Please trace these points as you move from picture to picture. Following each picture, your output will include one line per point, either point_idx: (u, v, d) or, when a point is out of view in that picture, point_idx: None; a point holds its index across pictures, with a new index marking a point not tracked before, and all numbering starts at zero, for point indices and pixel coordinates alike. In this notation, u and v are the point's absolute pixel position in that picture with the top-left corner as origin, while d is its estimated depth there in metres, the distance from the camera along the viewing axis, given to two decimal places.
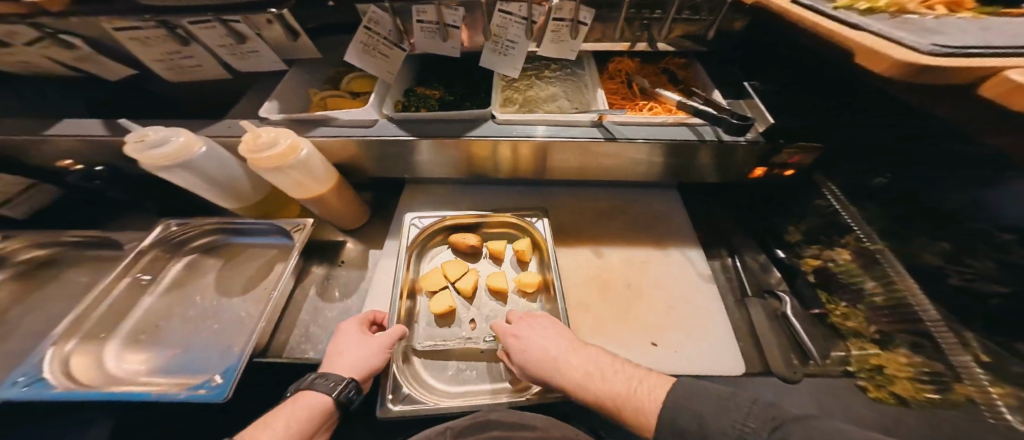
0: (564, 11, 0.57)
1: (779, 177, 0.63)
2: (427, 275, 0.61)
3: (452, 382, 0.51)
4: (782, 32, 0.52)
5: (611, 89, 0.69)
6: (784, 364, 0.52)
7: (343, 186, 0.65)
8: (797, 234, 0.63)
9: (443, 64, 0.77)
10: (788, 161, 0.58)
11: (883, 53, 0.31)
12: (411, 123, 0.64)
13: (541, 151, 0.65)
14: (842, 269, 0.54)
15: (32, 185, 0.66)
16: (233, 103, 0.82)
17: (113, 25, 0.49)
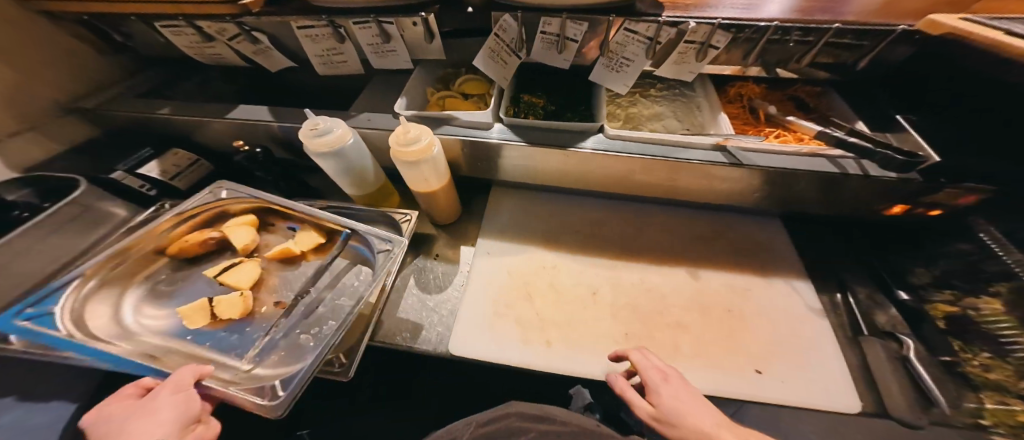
0: (698, 34, 0.56)
1: (922, 216, 0.61)
2: (188, 318, 0.59)
3: (311, 345, 0.56)
4: (963, 63, 0.50)
5: (732, 113, 0.69)
6: (905, 410, 0.49)
7: (451, 183, 0.68)
8: (925, 277, 0.61)
9: (551, 74, 0.79)
10: (943, 201, 0.56)
11: None
12: (521, 130, 0.66)
13: (644, 168, 0.66)
14: (987, 317, 0.52)
15: (196, 162, 0.75)
16: (355, 97, 0.92)
17: (297, 24, 0.55)
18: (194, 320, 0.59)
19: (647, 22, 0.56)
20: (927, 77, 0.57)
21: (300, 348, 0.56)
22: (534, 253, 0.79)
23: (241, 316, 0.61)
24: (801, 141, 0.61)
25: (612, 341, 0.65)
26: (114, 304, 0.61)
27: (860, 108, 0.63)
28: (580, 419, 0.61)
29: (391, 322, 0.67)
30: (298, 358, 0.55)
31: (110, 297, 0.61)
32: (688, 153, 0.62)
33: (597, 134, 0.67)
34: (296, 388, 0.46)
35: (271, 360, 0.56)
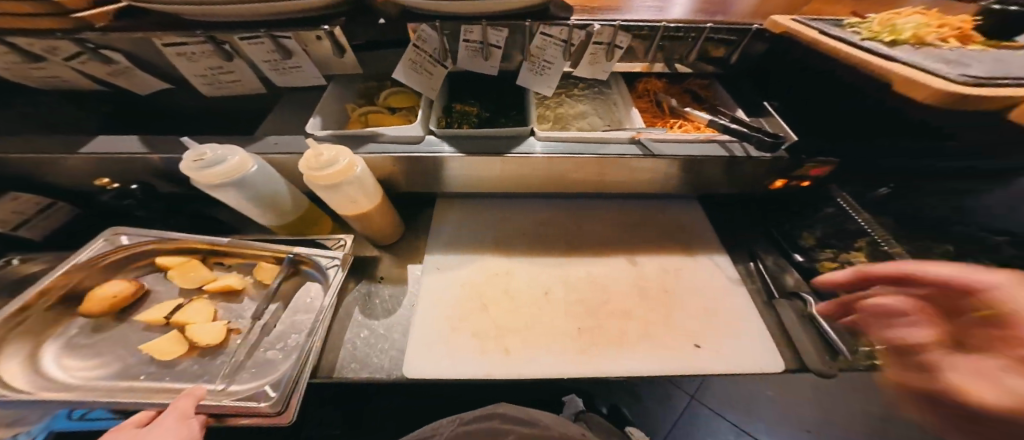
0: (604, 35, 0.63)
1: (796, 187, 0.70)
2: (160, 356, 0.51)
3: (284, 354, 0.53)
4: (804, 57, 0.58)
5: (642, 107, 0.76)
6: (819, 363, 0.58)
7: (385, 201, 0.64)
8: (811, 240, 0.70)
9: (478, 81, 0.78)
10: (807, 174, 0.65)
11: (923, 83, 0.36)
12: (456, 140, 0.64)
13: (571, 166, 0.68)
14: (857, 269, 0.63)
15: (50, 205, 0.63)
16: (257, 119, 0.83)
17: (162, 41, 0.47)
18: (167, 353, 0.51)
19: (560, 25, 0.60)
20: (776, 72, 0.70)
21: (273, 359, 0.53)
22: (483, 262, 0.77)
23: (219, 342, 0.53)
24: (699, 128, 0.69)
25: (571, 338, 0.67)
26: (27, 361, 0.49)
27: (735, 94, 0.72)
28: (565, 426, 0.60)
29: (335, 355, 0.61)
30: (272, 370, 0.51)
31: (21, 353, 0.50)
32: (610, 148, 0.66)
33: (528, 137, 0.67)
34: (291, 380, 0.49)
35: (243, 377, 0.51)
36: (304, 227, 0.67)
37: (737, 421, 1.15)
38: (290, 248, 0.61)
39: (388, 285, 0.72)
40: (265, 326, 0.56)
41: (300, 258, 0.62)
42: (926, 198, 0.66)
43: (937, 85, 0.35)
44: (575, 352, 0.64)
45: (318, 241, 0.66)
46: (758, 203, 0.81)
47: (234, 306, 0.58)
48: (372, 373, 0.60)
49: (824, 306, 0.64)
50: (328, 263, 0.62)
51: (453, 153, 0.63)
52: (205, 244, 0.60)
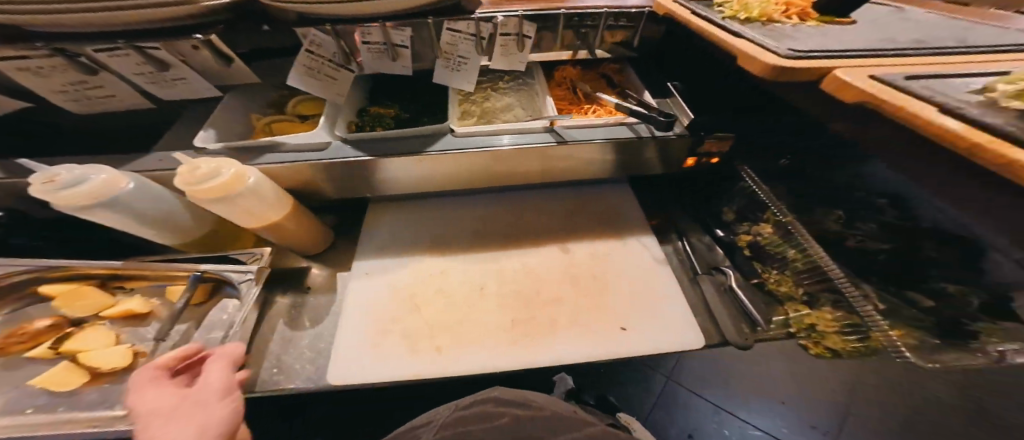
0: (510, 26, 0.65)
1: (707, 164, 0.75)
2: (58, 384, 0.48)
3: None
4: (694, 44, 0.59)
5: (559, 95, 0.79)
6: (735, 334, 0.64)
7: (299, 210, 0.63)
8: (731, 214, 0.74)
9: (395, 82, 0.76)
10: (710, 150, 0.70)
11: (756, 59, 0.41)
12: (365, 143, 0.62)
13: (495, 161, 0.70)
14: (767, 241, 0.66)
15: None
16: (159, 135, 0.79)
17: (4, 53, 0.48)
18: (68, 382, 0.48)
19: (465, 20, 0.60)
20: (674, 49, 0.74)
21: None
22: (416, 264, 0.75)
23: (127, 365, 0.51)
24: (610, 112, 0.75)
25: (504, 330, 0.67)
26: None
27: (644, 75, 0.78)
28: (554, 405, 0.55)
29: (257, 370, 0.60)
30: None
31: None
32: (527, 138, 0.70)
33: (446, 135, 0.67)
34: None
35: None
36: (220, 242, 0.66)
37: (719, 401, 1.15)
38: (196, 265, 0.59)
39: (315, 295, 0.71)
40: (176, 347, 0.54)
41: (209, 274, 0.59)
42: (828, 169, 0.70)
43: (768, 60, 0.40)
44: (507, 345, 0.64)
45: (230, 255, 0.63)
46: (684, 180, 0.86)
47: (136, 330, 0.56)
48: (294, 385, 0.59)
49: (743, 278, 0.69)
50: (240, 277, 0.60)
51: (359, 156, 0.61)
52: (102, 268, 0.57)
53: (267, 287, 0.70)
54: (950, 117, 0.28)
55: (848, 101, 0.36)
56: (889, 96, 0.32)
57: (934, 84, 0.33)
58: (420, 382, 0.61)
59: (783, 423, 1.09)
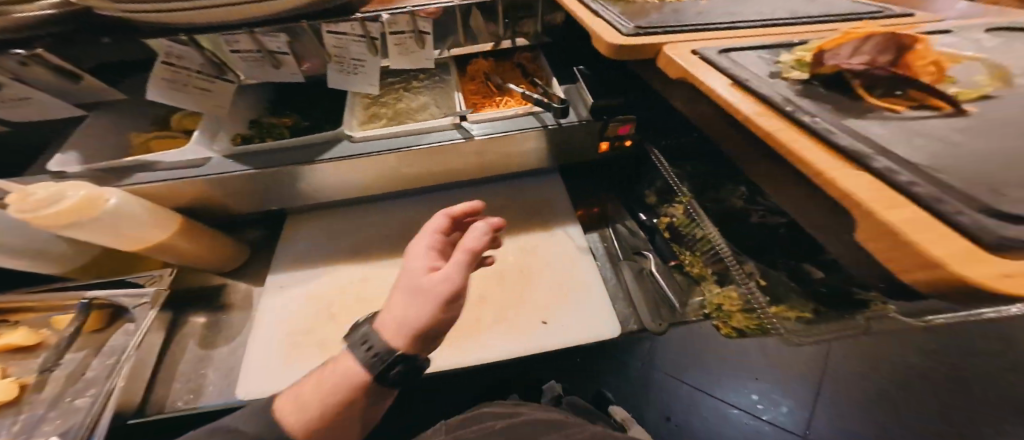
0: (401, 24, 0.60)
1: (623, 148, 0.78)
2: None
3: (82, 403, 0.50)
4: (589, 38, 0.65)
5: (472, 89, 0.77)
6: (649, 319, 0.63)
7: (191, 226, 0.66)
8: (653, 197, 0.76)
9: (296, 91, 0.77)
10: (620, 134, 0.73)
11: (601, 38, 0.42)
12: (249, 157, 0.64)
13: (406, 162, 0.70)
14: (681, 223, 0.67)
15: None
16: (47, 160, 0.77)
17: None
18: None
19: (347, 22, 0.56)
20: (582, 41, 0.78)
21: (71, 407, 0.50)
22: (336, 271, 0.75)
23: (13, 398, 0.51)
24: (520, 102, 0.74)
25: None
26: None
27: (554, 63, 0.78)
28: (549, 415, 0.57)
29: (168, 391, 0.60)
30: (67, 420, 0.49)
31: None
32: (430, 137, 0.69)
33: (342, 142, 0.67)
34: (82, 429, 0.47)
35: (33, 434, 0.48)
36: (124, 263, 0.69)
37: (699, 383, 1.15)
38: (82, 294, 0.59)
39: (232, 312, 0.71)
40: (71, 375, 0.53)
41: (99, 302, 0.59)
42: None
43: (611, 39, 0.41)
44: None
45: (128, 279, 0.65)
46: (611, 166, 0.88)
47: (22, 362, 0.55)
48: (204, 403, 0.59)
49: (661, 262, 0.70)
50: (134, 302, 0.60)
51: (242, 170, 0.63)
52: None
53: (180, 307, 0.70)
54: (724, 87, 0.33)
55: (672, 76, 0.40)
56: (696, 69, 0.36)
57: (737, 55, 0.39)
58: None
59: (756, 396, 1.10)
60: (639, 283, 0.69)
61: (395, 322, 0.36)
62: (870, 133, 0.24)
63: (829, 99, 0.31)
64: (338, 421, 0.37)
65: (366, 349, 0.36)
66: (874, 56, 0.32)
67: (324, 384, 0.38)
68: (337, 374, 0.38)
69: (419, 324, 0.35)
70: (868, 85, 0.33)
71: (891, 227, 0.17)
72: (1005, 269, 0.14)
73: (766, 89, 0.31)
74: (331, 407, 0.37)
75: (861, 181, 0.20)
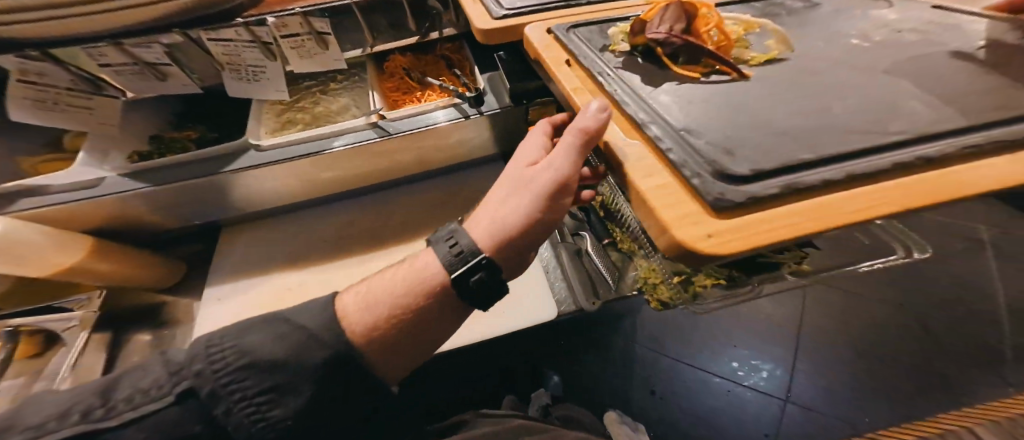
0: (293, 27, 0.61)
1: None
2: None
3: None
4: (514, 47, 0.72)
5: (392, 85, 0.75)
6: (582, 298, 0.64)
7: (111, 251, 0.67)
8: None
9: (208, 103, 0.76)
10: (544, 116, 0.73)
11: (475, 26, 0.45)
12: (147, 173, 0.62)
13: (330, 164, 0.69)
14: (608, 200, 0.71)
15: None
16: None
17: None
18: None
19: (229, 28, 0.58)
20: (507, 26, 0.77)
21: None
22: (276, 280, 0.73)
23: None
24: (441, 96, 0.72)
25: None
26: None
27: (475, 51, 0.76)
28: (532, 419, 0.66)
29: None
30: None
31: None
32: (340, 139, 0.66)
33: (250, 151, 0.65)
34: None
35: None
36: (46, 291, 0.70)
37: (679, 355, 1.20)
38: (6, 324, 0.63)
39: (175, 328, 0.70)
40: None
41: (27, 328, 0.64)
42: None
43: (481, 25, 0.44)
44: None
45: (54, 305, 0.68)
46: None
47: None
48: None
49: (597, 240, 0.72)
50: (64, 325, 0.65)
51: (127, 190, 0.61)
52: None
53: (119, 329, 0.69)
54: (570, 73, 0.35)
55: (533, 57, 0.42)
56: (545, 48, 0.39)
57: (585, 32, 0.41)
58: None
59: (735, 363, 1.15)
60: (576, 261, 0.69)
61: (493, 220, 0.33)
62: (664, 109, 0.28)
63: (645, 72, 0.33)
64: (408, 323, 0.33)
65: (451, 245, 0.33)
66: (672, 26, 0.33)
67: (407, 282, 0.33)
68: (400, 280, 0.34)
69: (492, 230, 0.33)
70: (671, 53, 0.33)
71: (645, 197, 0.21)
72: (706, 228, 0.18)
73: (600, 72, 0.33)
74: (405, 303, 0.32)
75: (641, 157, 0.24)
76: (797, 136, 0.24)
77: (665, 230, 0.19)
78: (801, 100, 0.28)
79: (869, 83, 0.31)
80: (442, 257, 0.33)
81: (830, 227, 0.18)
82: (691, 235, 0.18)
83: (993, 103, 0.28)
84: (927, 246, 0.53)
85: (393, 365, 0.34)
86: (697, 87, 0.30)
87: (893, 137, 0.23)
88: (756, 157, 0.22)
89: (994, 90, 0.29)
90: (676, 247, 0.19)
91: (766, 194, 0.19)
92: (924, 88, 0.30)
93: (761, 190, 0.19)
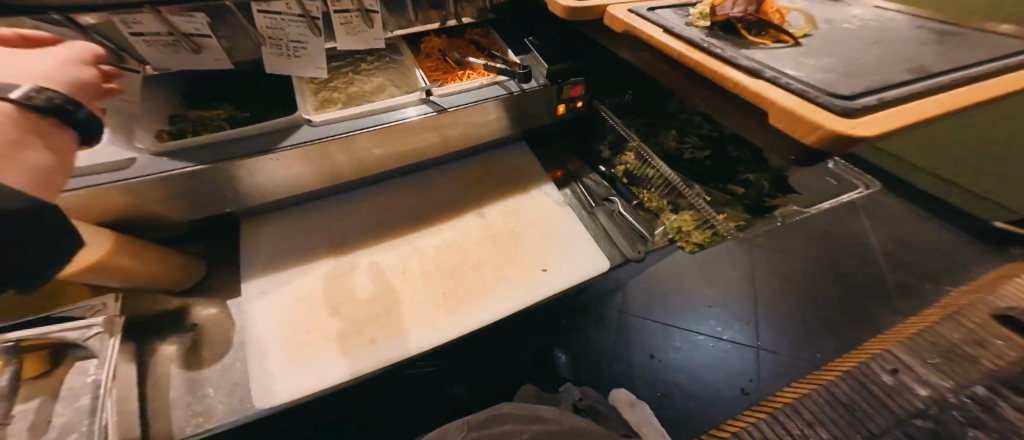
0: (345, 3, 0.62)
1: (576, 110, 0.86)
2: None
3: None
4: (542, 35, 0.81)
5: (431, 66, 0.78)
6: (630, 251, 0.73)
7: (129, 242, 0.57)
8: (607, 151, 0.89)
9: (224, 79, 0.72)
10: (573, 95, 0.81)
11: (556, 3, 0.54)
12: (190, 151, 0.59)
13: (383, 139, 0.70)
14: (633, 167, 0.80)
15: None
16: None
17: None
18: None
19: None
20: (533, 15, 0.84)
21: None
22: (323, 266, 0.71)
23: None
24: (483, 74, 0.77)
25: (433, 304, 0.67)
26: None
27: (508, 37, 0.82)
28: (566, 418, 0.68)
29: (168, 417, 0.54)
30: None
31: None
32: (398, 113, 0.69)
33: (303, 126, 0.65)
34: None
35: None
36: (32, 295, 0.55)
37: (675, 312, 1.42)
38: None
39: (207, 330, 0.63)
40: (33, 427, 0.45)
41: (33, 341, 0.49)
42: (656, 107, 0.91)
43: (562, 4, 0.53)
44: (438, 318, 0.65)
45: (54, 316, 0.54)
46: (569, 130, 0.98)
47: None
48: (217, 423, 0.54)
49: (626, 203, 0.82)
50: (82, 334, 0.51)
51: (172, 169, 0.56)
52: None
53: (137, 336, 0.60)
54: (669, 38, 0.47)
55: (620, 31, 0.53)
56: (634, 22, 0.50)
57: (661, 12, 0.52)
58: (361, 378, 0.59)
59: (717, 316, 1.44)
60: (614, 222, 0.79)
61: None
62: (768, 63, 0.41)
63: (727, 41, 0.46)
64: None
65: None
66: (745, 8, 0.45)
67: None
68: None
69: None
70: (747, 26, 0.46)
71: (798, 112, 0.34)
72: (852, 124, 0.32)
73: (697, 37, 0.46)
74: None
75: (775, 90, 0.37)
76: (851, 78, 0.39)
77: (824, 125, 0.32)
78: (832, 59, 0.44)
79: (863, 52, 0.46)
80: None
81: (907, 121, 0.33)
82: (843, 127, 0.32)
83: (940, 62, 0.43)
84: (875, 179, 0.72)
85: (13, 178, 0.25)
86: (768, 50, 0.43)
87: (900, 78, 0.39)
88: (842, 86, 0.37)
89: (935, 55, 0.45)
90: (822, 138, 0.33)
91: (866, 105, 0.34)
92: (897, 54, 0.46)
93: (862, 103, 0.34)
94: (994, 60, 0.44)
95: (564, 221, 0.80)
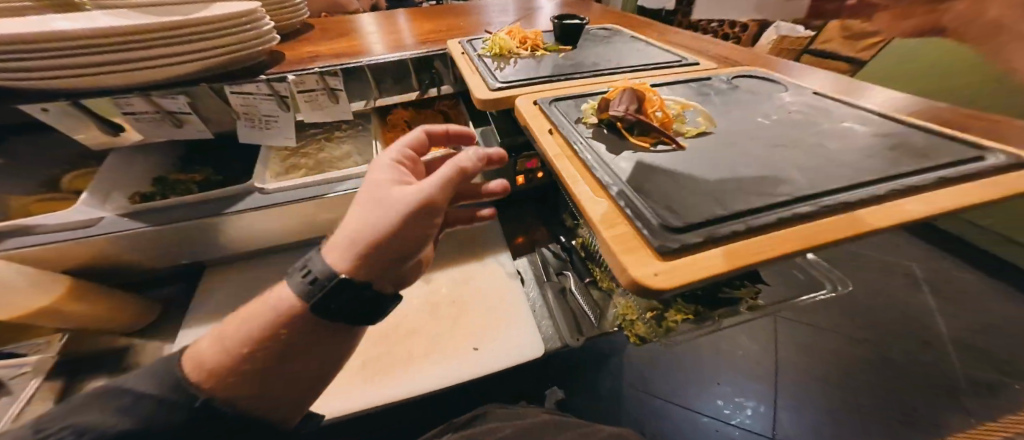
0: (310, 83, 0.70)
1: (537, 179, 0.87)
2: None
3: None
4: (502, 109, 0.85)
5: (392, 137, 0.85)
6: (569, 334, 0.68)
7: (89, 291, 0.65)
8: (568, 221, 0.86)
9: (213, 147, 0.83)
10: (530, 166, 0.83)
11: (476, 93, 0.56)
12: (148, 214, 0.65)
13: (333, 206, 0.74)
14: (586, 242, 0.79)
15: None
16: None
17: None
18: None
19: (252, 83, 0.65)
20: None
21: None
22: None
23: None
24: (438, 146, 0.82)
25: (349, 372, 0.65)
26: None
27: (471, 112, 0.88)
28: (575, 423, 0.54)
29: None
30: None
31: None
32: (345, 185, 0.73)
33: (255, 193, 0.71)
34: None
35: None
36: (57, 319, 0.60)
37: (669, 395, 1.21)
38: None
39: None
40: None
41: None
42: None
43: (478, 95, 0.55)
44: (349, 389, 0.62)
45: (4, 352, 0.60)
46: (535, 197, 0.98)
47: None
48: None
49: (579, 280, 0.78)
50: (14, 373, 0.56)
51: (121, 230, 0.63)
52: None
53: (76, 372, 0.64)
54: (552, 140, 0.44)
55: (520, 114, 0.51)
56: (534, 115, 0.50)
57: (564, 104, 0.52)
58: None
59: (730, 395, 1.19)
60: (562, 302, 0.74)
61: (391, 158, 0.46)
62: (618, 173, 0.37)
63: (608, 139, 0.44)
64: (282, 346, 0.34)
65: (305, 273, 0.35)
66: (628, 106, 0.44)
67: (272, 303, 0.35)
68: (354, 232, 0.36)
69: (395, 162, 0.45)
70: (628, 126, 0.45)
71: (609, 244, 0.30)
72: (654, 270, 0.27)
73: (576, 139, 0.43)
74: (267, 330, 0.34)
75: (607, 213, 0.33)
76: (707, 197, 0.34)
77: (626, 272, 0.28)
78: (715, 167, 0.40)
79: (767, 151, 0.42)
80: (295, 287, 0.35)
81: (729, 266, 0.27)
82: (643, 274, 0.27)
83: (866, 170, 0.38)
84: (844, 282, 0.69)
85: (339, 266, 0.35)
86: (648, 155, 0.41)
87: (761, 194, 0.34)
88: (690, 212, 0.32)
89: (868, 157, 0.41)
90: (633, 283, 0.27)
91: (689, 243, 0.29)
92: (805, 162, 0.40)
93: (685, 241, 0.29)
94: (915, 171, 0.37)
95: (508, 295, 0.77)
